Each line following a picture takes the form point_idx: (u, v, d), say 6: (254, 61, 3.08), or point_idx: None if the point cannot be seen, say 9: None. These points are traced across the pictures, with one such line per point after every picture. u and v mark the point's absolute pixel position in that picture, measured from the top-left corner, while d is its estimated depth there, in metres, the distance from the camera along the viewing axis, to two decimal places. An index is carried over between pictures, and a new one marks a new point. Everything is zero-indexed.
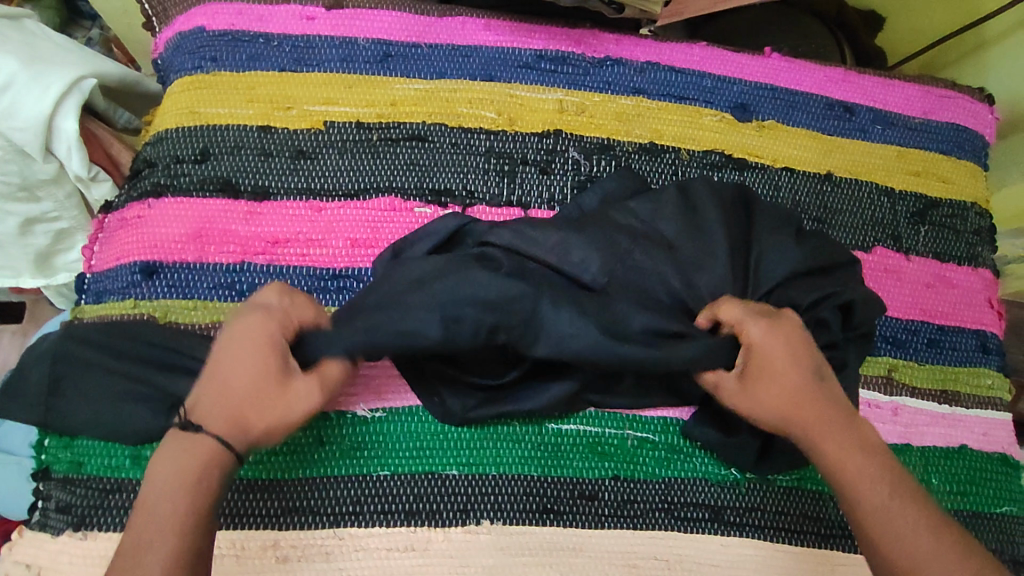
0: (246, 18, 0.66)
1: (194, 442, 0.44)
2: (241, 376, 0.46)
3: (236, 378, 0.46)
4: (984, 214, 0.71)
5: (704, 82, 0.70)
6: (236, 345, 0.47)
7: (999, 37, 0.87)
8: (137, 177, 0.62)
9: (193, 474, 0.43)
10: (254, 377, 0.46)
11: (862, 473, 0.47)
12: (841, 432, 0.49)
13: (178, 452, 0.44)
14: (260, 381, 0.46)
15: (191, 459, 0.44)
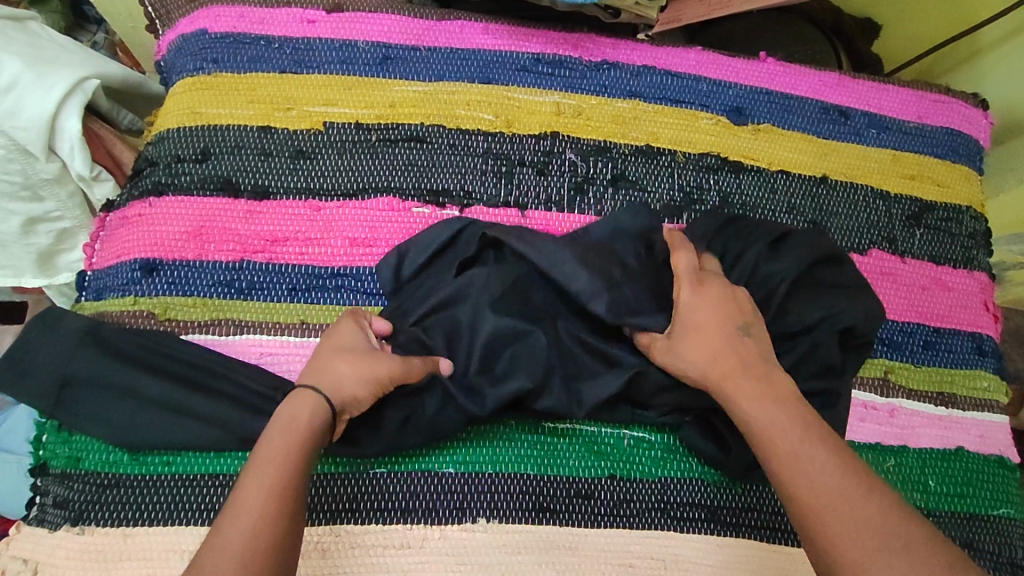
0: (248, 21, 0.67)
1: (297, 409, 0.46)
2: (341, 346, 0.51)
3: (334, 348, 0.51)
4: (979, 217, 0.71)
5: (700, 86, 0.71)
6: (331, 330, 0.52)
7: (992, 44, 0.88)
8: (138, 176, 0.63)
9: (296, 442, 0.45)
10: (353, 346, 0.51)
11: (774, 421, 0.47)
12: (763, 390, 0.48)
13: (284, 420, 0.46)
14: (359, 346, 0.51)
15: (282, 443, 0.45)
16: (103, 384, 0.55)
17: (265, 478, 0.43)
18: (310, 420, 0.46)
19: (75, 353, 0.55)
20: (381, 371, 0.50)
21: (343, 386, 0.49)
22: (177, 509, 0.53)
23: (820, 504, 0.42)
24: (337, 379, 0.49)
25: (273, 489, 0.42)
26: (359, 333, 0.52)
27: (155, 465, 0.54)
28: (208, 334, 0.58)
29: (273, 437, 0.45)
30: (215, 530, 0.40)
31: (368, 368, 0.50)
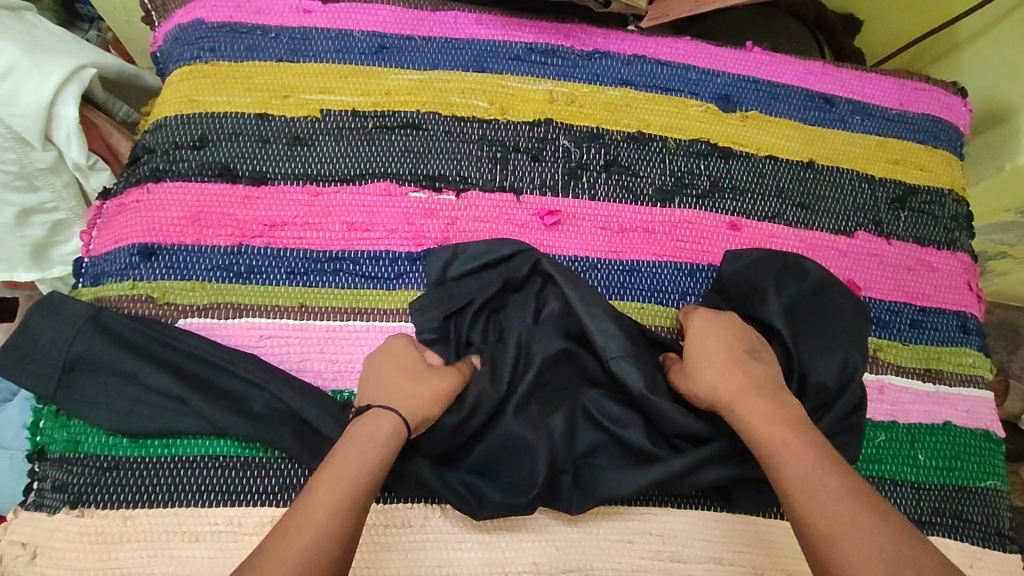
0: (244, 11, 0.68)
1: (372, 422, 0.48)
2: (399, 370, 0.52)
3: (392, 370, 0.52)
4: (961, 201, 0.73)
5: (688, 74, 0.72)
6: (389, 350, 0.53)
7: (971, 37, 0.91)
8: (135, 163, 0.63)
9: (365, 459, 0.46)
10: (412, 367, 0.52)
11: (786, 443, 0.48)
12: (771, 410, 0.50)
13: (357, 435, 0.47)
14: (417, 367, 0.52)
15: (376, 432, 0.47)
16: (102, 367, 0.55)
17: (332, 495, 0.44)
18: (381, 434, 0.47)
19: (74, 337, 0.55)
20: (443, 386, 0.52)
21: (412, 406, 0.49)
22: (178, 492, 0.53)
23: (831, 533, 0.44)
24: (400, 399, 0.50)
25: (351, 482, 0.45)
26: (416, 353, 0.53)
27: (156, 448, 0.54)
28: (207, 318, 0.58)
29: (358, 435, 0.47)
30: (276, 536, 0.43)
31: (429, 387, 0.51)
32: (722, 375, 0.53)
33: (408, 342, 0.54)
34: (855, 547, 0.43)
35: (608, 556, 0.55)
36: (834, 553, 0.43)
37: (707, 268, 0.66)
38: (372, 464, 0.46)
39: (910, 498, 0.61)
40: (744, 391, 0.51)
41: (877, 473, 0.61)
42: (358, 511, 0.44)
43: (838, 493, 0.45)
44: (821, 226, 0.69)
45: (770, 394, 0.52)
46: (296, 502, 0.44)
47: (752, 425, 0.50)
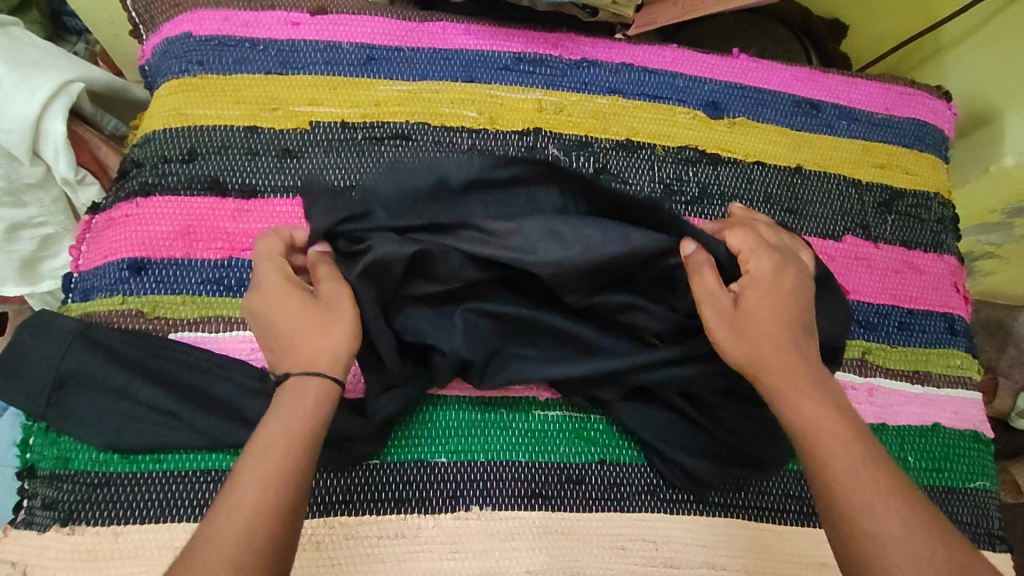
0: (233, 24, 0.68)
1: (293, 389, 0.47)
2: (285, 309, 0.50)
3: (276, 310, 0.50)
4: (947, 203, 0.74)
5: (676, 82, 0.73)
6: (258, 286, 0.51)
7: (954, 41, 0.92)
8: (125, 178, 0.63)
9: (297, 431, 0.45)
10: (292, 293, 0.50)
11: (829, 427, 0.47)
12: (818, 394, 0.49)
13: (284, 402, 0.47)
14: (297, 297, 0.50)
15: (306, 400, 0.47)
16: (93, 382, 0.55)
17: (261, 469, 0.43)
18: (307, 402, 0.47)
19: (64, 352, 0.55)
20: (343, 295, 0.51)
21: (332, 349, 0.49)
22: (169, 507, 0.52)
23: (860, 520, 0.43)
24: (313, 348, 0.49)
25: (284, 453, 0.44)
26: (285, 275, 0.51)
27: (147, 463, 0.54)
28: (198, 331, 0.58)
29: (287, 405, 0.46)
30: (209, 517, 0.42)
31: (325, 306, 0.50)
32: (770, 352, 0.50)
33: (275, 265, 0.51)
34: (894, 539, 0.42)
35: (603, 563, 0.55)
36: (861, 539, 0.43)
37: None
38: (304, 437, 0.45)
39: None
40: (793, 377, 0.49)
41: None
42: (294, 484, 0.43)
43: (887, 497, 0.44)
44: (809, 231, 0.69)
45: (816, 380, 0.49)
46: (224, 486, 0.43)
47: (796, 405, 0.48)
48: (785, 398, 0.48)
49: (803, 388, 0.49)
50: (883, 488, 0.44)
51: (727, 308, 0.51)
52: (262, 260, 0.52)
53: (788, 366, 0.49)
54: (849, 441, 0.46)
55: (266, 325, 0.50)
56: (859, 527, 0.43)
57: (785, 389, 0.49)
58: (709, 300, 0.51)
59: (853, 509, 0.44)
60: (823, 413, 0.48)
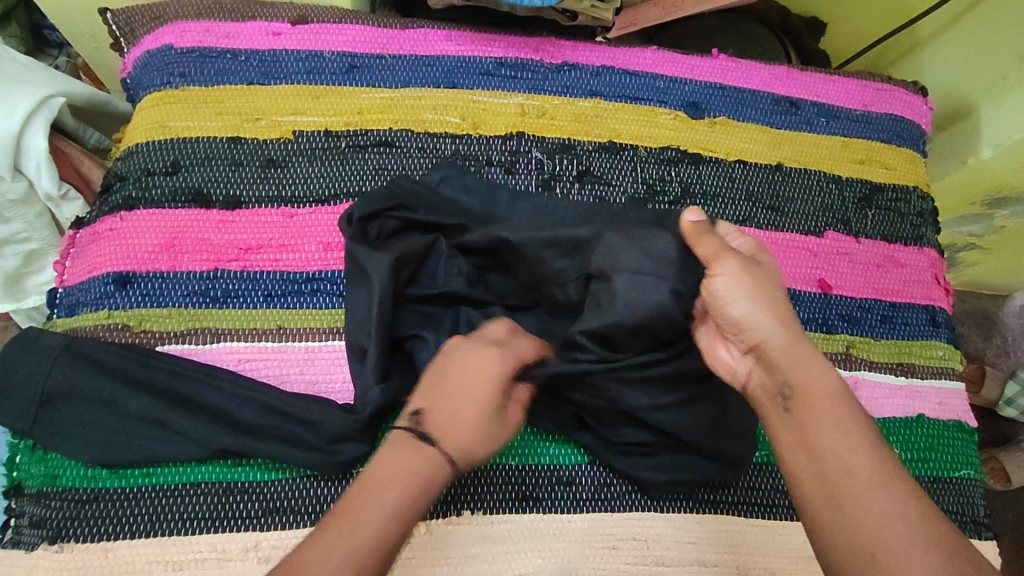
0: (213, 35, 0.68)
1: (427, 464, 0.45)
2: (473, 407, 0.48)
3: (467, 406, 0.48)
4: (926, 197, 0.75)
5: (656, 83, 0.73)
6: (501, 356, 0.50)
7: (930, 37, 0.93)
8: (108, 192, 0.63)
9: (407, 507, 0.44)
10: (490, 404, 0.48)
11: (832, 405, 0.45)
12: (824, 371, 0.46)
13: (411, 459, 0.45)
14: (495, 399, 0.49)
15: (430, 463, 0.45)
16: (79, 398, 0.55)
17: (370, 520, 0.42)
18: (431, 482, 0.45)
19: (50, 368, 0.55)
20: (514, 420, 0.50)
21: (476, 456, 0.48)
22: (160, 521, 0.52)
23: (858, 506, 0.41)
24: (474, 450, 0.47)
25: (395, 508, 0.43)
26: (501, 386, 0.49)
27: (136, 477, 0.54)
28: (185, 343, 0.58)
29: (417, 460, 0.45)
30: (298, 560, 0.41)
31: (501, 423, 0.49)
32: (772, 318, 0.47)
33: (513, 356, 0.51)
34: (890, 530, 0.40)
35: (594, 563, 0.56)
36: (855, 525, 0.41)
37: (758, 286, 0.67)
38: (415, 505, 0.44)
39: None
40: (793, 352, 0.47)
41: None
42: (381, 561, 0.42)
43: (893, 501, 0.41)
44: (790, 227, 0.70)
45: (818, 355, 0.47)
46: (329, 520, 0.43)
47: (802, 376, 0.46)
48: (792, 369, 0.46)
49: (806, 363, 0.46)
50: (886, 487, 0.42)
51: (730, 268, 0.48)
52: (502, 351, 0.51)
53: (787, 335, 0.47)
54: (850, 428, 0.44)
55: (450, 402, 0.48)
56: (852, 522, 0.41)
57: (787, 361, 0.46)
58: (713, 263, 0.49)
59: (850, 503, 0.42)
60: (827, 397, 0.45)
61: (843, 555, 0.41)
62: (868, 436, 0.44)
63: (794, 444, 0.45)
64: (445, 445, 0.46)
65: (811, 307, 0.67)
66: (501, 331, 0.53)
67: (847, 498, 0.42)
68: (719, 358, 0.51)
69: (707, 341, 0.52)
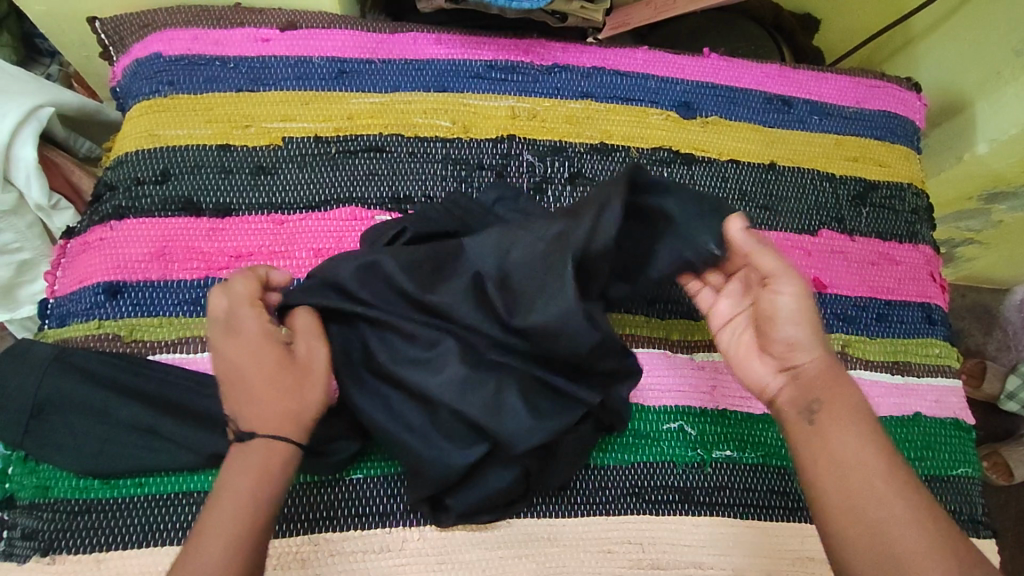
0: (202, 42, 0.68)
1: (262, 449, 0.46)
2: (261, 373, 0.48)
3: (255, 376, 0.48)
4: (920, 194, 0.75)
5: (648, 84, 0.73)
6: (234, 331, 0.49)
7: (923, 32, 0.93)
8: (98, 202, 0.63)
9: (257, 495, 0.45)
10: (267, 350, 0.48)
11: (847, 420, 0.47)
12: (846, 390, 0.49)
13: (246, 460, 0.46)
14: (277, 353, 0.49)
15: (271, 455, 0.46)
16: (70, 409, 0.54)
17: (225, 525, 0.43)
18: (271, 463, 0.46)
19: (40, 379, 0.54)
20: (320, 358, 0.51)
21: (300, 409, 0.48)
22: (152, 531, 0.52)
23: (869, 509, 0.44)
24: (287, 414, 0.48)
25: (245, 506, 0.44)
26: (262, 334, 0.49)
27: (128, 487, 0.53)
28: (177, 352, 0.58)
29: (250, 457, 0.46)
30: None
31: (300, 366, 0.49)
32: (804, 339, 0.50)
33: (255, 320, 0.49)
34: (899, 535, 0.42)
35: (589, 567, 0.55)
36: (870, 530, 0.43)
37: None
38: (267, 498, 0.45)
39: None
40: (827, 372, 0.49)
41: None
42: (254, 551, 0.43)
43: (903, 501, 0.44)
44: (784, 226, 0.70)
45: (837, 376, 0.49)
46: (189, 540, 0.44)
47: (828, 392, 0.48)
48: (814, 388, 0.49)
49: (838, 383, 0.49)
50: (902, 488, 0.44)
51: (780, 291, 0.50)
52: (243, 303, 0.50)
53: (822, 358, 0.50)
54: (867, 441, 0.46)
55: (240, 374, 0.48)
56: (870, 528, 0.43)
57: (811, 380, 0.49)
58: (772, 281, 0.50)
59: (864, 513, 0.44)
60: (852, 410, 0.48)
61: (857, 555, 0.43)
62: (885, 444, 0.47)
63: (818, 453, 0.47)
64: (257, 427, 0.47)
65: None
66: (219, 299, 0.50)
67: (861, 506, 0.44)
68: (752, 371, 0.52)
69: (741, 351, 0.53)
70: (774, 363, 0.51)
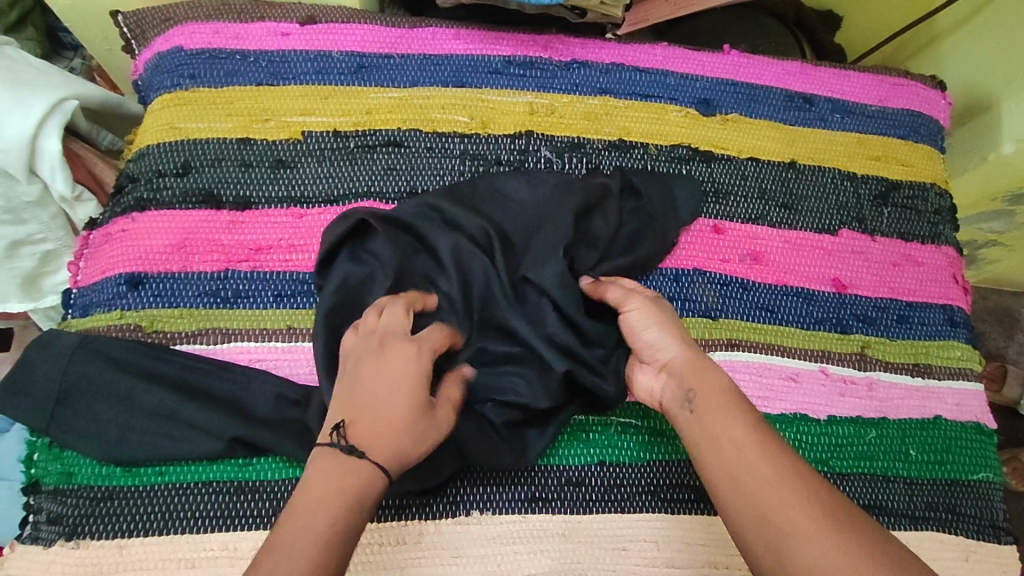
0: (223, 36, 0.69)
1: (359, 472, 0.44)
2: (390, 393, 0.47)
3: (391, 403, 0.47)
4: (944, 194, 0.74)
5: (667, 80, 0.73)
6: (391, 351, 0.49)
7: (948, 30, 0.91)
8: (121, 193, 0.64)
9: (345, 516, 0.42)
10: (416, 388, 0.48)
11: (713, 400, 0.50)
12: (713, 376, 0.52)
13: (334, 476, 0.43)
14: (421, 397, 0.48)
15: (353, 477, 0.43)
16: (94, 397, 0.55)
17: (307, 528, 0.41)
18: (364, 491, 0.43)
19: (68, 366, 0.55)
20: (444, 427, 0.49)
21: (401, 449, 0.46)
22: (173, 518, 0.53)
23: (741, 474, 0.46)
24: (392, 439, 0.45)
25: (329, 523, 0.42)
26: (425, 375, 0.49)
27: (149, 476, 0.54)
28: (197, 343, 0.58)
29: (336, 472, 0.44)
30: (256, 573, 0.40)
31: (431, 425, 0.48)
32: (668, 338, 0.55)
33: (410, 354, 0.49)
34: (772, 496, 0.44)
35: (603, 564, 0.55)
36: (750, 497, 0.45)
37: (788, 289, 0.66)
38: (348, 523, 0.42)
39: (903, 494, 0.61)
40: (690, 362, 0.53)
41: (869, 470, 0.61)
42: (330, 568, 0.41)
43: (771, 466, 0.46)
44: (805, 226, 0.69)
45: (700, 362, 0.53)
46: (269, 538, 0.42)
47: (696, 380, 0.52)
48: (686, 381, 0.52)
49: (703, 369, 0.53)
50: (764, 456, 0.47)
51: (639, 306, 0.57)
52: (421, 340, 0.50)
53: (687, 351, 0.54)
54: (735, 417, 0.49)
55: (362, 391, 0.47)
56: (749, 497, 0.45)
57: (685, 373, 0.53)
58: (623, 299, 0.57)
59: (746, 486, 0.46)
60: (719, 394, 0.51)
61: (743, 525, 0.45)
62: (754, 426, 0.49)
63: (697, 440, 0.50)
64: (355, 438, 0.45)
65: (825, 308, 0.66)
66: (398, 318, 0.52)
67: (735, 474, 0.47)
68: (641, 385, 0.56)
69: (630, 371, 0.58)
70: (652, 369, 0.56)
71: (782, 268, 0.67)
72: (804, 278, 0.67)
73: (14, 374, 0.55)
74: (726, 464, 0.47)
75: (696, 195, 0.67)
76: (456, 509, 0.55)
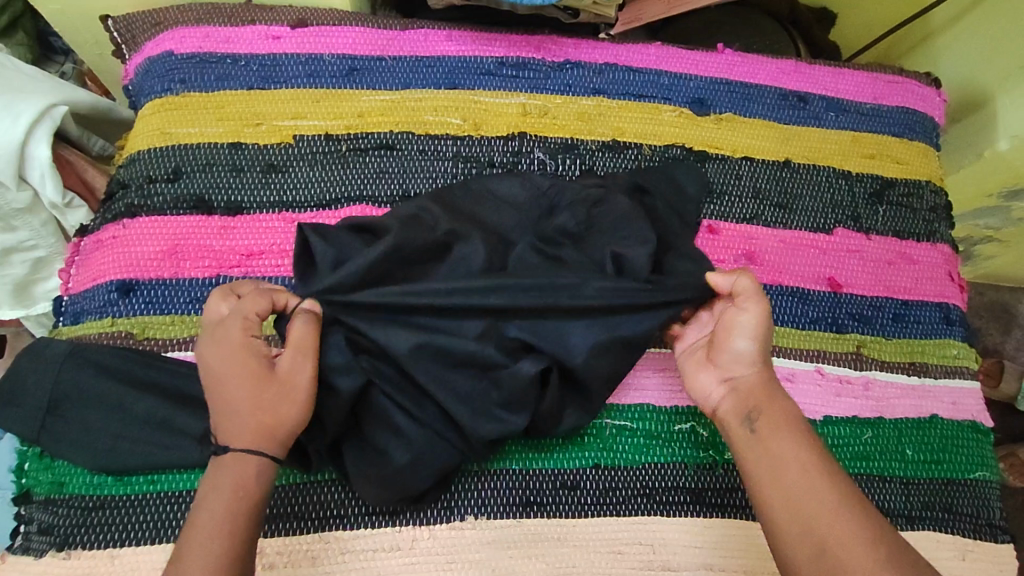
0: (214, 40, 0.68)
1: (241, 464, 0.46)
2: (237, 385, 0.47)
3: (236, 392, 0.47)
4: (939, 192, 0.73)
5: (660, 80, 0.72)
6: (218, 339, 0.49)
7: (944, 26, 0.91)
8: (111, 200, 0.63)
9: (240, 508, 0.45)
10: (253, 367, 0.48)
11: (778, 424, 0.51)
12: (780, 402, 0.52)
13: (222, 476, 0.46)
14: (259, 365, 0.48)
15: (242, 471, 0.46)
16: (85, 406, 0.55)
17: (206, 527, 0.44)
18: (252, 480, 0.46)
19: (58, 375, 0.55)
20: (303, 372, 0.49)
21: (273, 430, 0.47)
22: (166, 527, 0.53)
23: (797, 497, 0.47)
24: (257, 425, 0.47)
25: (227, 516, 0.45)
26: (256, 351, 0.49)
27: (140, 484, 0.54)
28: (189, 350, 0.58)
29: (224, 469, 0.46)
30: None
31: (282, 380, 0.48)
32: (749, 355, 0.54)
33: (243, 339, 0.49)
34: (827, 524, 0.45)
35: (598, 568, 0.55)
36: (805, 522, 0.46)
37: (784, 289, 0.66)
38: (248, 512, 0.45)
39: (900, 494, 0.61)
40: (762, 384, 0.53)
41: (866, 470, 0.61)
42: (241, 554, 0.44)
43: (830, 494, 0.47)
44: (799, 225, 0.69)
45: (769, 385, 0.53)
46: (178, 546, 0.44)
47: (763, 402, 0.52)
48: (752, 401, 0.52)
49: (772, 394, 0.52)
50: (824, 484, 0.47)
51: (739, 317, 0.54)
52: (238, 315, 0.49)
53: (762, 374, 0.53)
54: (799, 444, 0.49)
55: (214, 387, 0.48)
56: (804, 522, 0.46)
57: (753, 393, 0.52)
58: (736, 296, 0.54)
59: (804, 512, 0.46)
60: (785, 418, 0.51)
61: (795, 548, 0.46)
62: (819, 455, 0.49)
63: (758, 457, 0.50)
64: (232, 442, 0.47)
65: (820, 307, 0.66)
66: (224, 305, 0.50)
67: (792, 498, 0.47)
68: (699, 383, 0.56)
69: (693, 365, 0.57)
70: (719, 374, 0.55)
71: (777, 267, 0.66)
72: (801, 278, 0.67)
73: (4, 383, 0.55)
74: (783, 487, 0.48)
75: (692, 196, 0.66)
76: (451, 514, 0.55)
